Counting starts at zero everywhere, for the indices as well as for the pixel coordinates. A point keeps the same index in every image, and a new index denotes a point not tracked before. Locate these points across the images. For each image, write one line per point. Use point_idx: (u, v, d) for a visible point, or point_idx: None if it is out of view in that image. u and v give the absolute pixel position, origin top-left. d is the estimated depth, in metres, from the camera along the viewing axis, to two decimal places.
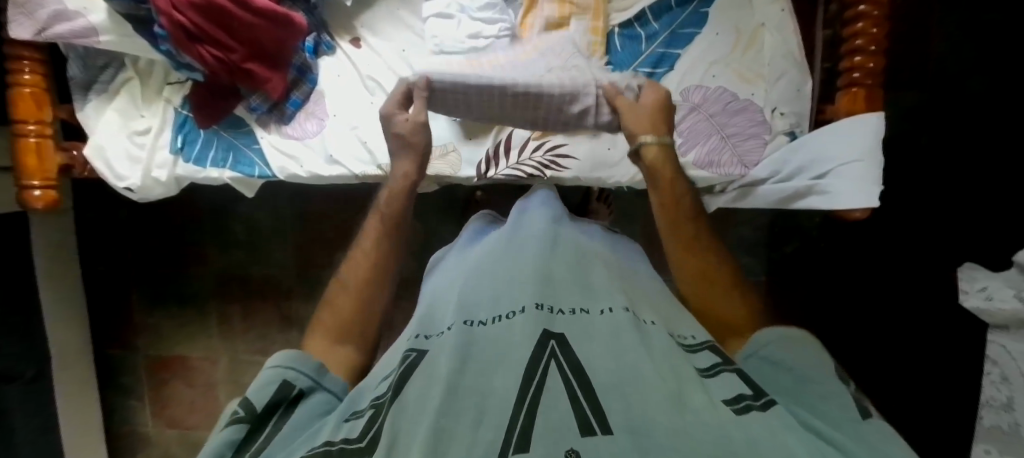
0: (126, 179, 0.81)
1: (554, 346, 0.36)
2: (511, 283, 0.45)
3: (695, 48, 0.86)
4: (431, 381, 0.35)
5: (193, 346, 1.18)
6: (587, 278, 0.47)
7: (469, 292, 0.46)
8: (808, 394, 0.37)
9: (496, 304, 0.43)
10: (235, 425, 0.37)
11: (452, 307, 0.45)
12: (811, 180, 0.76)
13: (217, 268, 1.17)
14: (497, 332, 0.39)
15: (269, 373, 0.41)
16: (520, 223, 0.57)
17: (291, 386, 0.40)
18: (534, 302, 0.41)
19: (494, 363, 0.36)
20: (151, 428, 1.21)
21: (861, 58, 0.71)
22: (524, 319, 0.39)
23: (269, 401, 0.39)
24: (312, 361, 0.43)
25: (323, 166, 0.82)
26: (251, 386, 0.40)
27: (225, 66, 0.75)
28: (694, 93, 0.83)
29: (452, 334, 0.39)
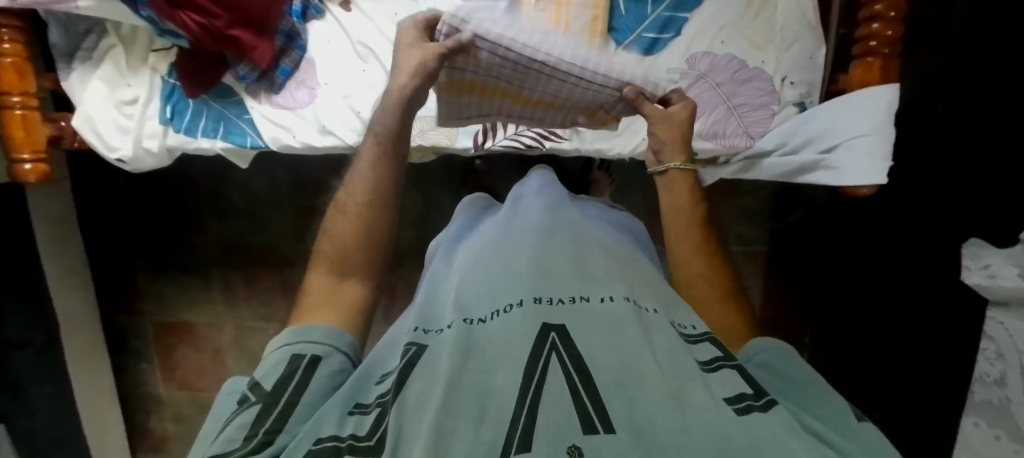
0: (118, 150, 0.80)
1: (554, 339, 0.37)
2: (510, 276, 0.45)
3: (704, 12, 0.80)
4: (433, 376, 0.36)
5: (198, 312, 1.21)
6: (585, 265, 0.47)
7: (467, 289, 0.46)
8: (807, 398, 0.41)
9: (493, 299, 0.43)
10: (245, 410, 0.38)
11: (451, 303, 0.45)
12: (819, 154, 0.73)
13: (216, 237, 1.17)
14: (496, 327, 0.39)
15: (270, 353, 0.44)
16: (518, 212, 0.58)
17: (299, 357, 0.43)
18: (533, 296, 0.42)
19: (495, 356, 0.36)
20: (164, 390, 1.26)
21: (879, 25, 0.67)
22: (522, 312, 0.40)
23: (279, 380, 0.41)
24: (316, 330, 0.46)
25: (316, 136, 0.80)
26: (260, 370, 0.42)
27: (210, 34, 0.71)
28: (703, 61, 0.79)
29: (451, 332, 0.39)
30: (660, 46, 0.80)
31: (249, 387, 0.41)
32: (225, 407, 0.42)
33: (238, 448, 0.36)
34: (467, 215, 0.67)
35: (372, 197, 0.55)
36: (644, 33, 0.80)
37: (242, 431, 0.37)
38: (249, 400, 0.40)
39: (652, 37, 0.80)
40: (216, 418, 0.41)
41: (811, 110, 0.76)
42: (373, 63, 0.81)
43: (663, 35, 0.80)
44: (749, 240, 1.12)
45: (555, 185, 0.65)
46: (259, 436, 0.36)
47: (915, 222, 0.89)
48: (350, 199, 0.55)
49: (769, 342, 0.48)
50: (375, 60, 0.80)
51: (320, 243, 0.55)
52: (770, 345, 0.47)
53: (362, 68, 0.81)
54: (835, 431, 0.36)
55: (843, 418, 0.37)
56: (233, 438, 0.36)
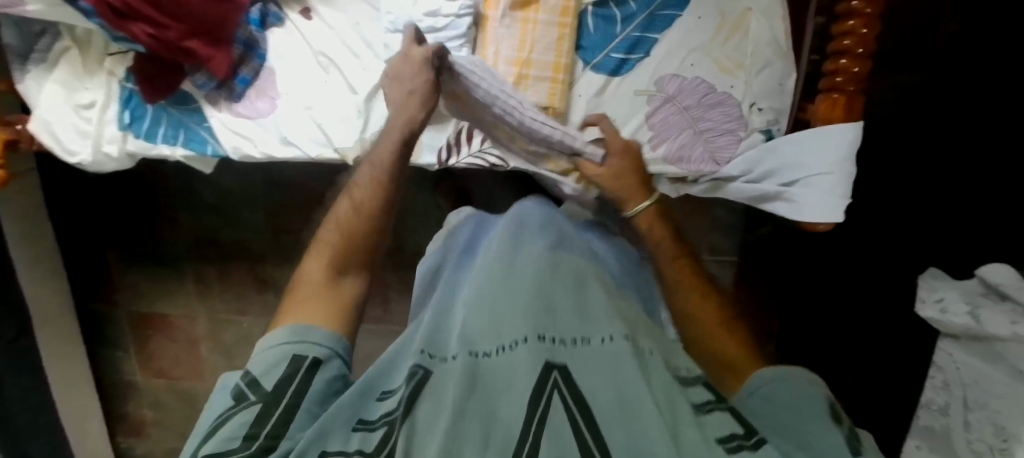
0: (77, 154, 0.79)
1: (557, 378, 0.37)
2: (515, 307, 0.44)
3: (675, 33, 0.77)
4: (438, 405, 0.36)
5: (173, 304, 1.22)
6: (587, 298, 0.46)
7: (471, 315, 0.45)
8: (800, 429, 0.39)
9: (498, 332, 0.42)
10: (246, 409, 0.40)
11: (457, 330, 0.44)
12: (779, 186, 0.74)
13: (189, 231, 1.17)
14: (501, 365, 0.39)
15: (274, 348, 0.44)
16: (520, 232, 0.56)
17: (302, 358, 0.43)
18: (538, 332, 0.41)
19: (500, 391, 0.37)
20: (141, 378, 1.28)
21: (846, 61, 0.65)
22: (526, 351, 0.39)
23: (280, 381, 0.42)
24: (322, 330, 0.46)
25: (277, 146, 0.79)
26: (261, 364, 0.43)
27: (162, 45, 0.69)
28: (669, 83, 0.77)
29: (457, 363, 0.39)
30: (629, 66, 0.78)
31: (248, 384, 0.42)
32: (221, 394, 0.43)
33: (249, 443, 0.37)
34: (465, 228, 0.65)
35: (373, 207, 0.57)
36: (612, 52, 0.78)
37: (244, 429, 0.38)
38: (249, 399, 0.41)
39: (620, 57, 0.78)
40: (211, 411, 0.42)
41: (775, 141, 0.75)
42: (335, 74, 0.79)
43: (631, 55, 0.78)
44: (723, 249, 1.13)
45: (555, 210, 0.64)
46: (261, 441, 0.38)
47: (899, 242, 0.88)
48: (363, 181, 0.59)
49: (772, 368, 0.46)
50: (337, 71, 0.79)
51: (323, 224, 0.57)
52: (775, 372, 0.45)
53: (323, 78, 0.79)
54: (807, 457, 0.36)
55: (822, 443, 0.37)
56: (233, 438, 0.37)
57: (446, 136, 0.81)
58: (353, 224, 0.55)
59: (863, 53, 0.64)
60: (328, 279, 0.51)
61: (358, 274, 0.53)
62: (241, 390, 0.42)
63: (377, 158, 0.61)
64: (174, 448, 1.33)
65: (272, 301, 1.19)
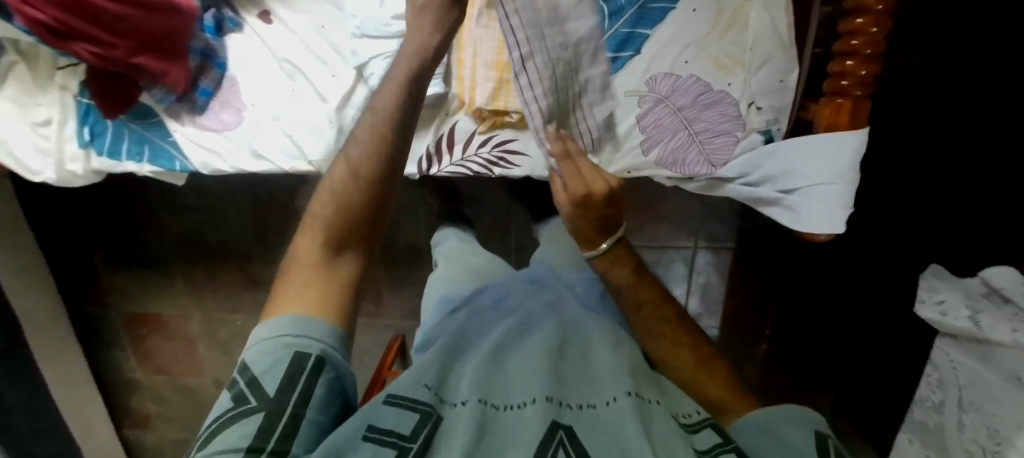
0: (40, 174, 0.76)
1: (562, 436, 0.36)
2: (526, 367, 0.44)
3: (666, 28, 0.72)
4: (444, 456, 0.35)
5: (165, 304, 1.22)
6: (591, 365, 0.46)
7: (481, 365, 0.44)
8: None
9: (510, 391, 0.42)
10: (247, 418, 0.35)
11: (467, 377, 0.43)
12: (778, 192, 0.71)
13: (172, 233, 1.14)
14: (509, 422, 0.38)
15: (272, 341, 0.38)
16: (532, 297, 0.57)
17: (305, 355, 0.37)
18: (547, 391, 0.40)
19: (508, 443, 0.36)
20: (142, 374, 1.30)
21: (853, 63, 0.59)
22: (534, 409, 0.39)
23: (283, 382, 0.36)
24: (324, 324, 0.39)
25: (248, 160, 0.74)
26: (261, 360, 0.37)
27: (109, 63, 0.65)
28: (662, 83, 0.72)
29: (468, 411, 0.38)
30: (618, 65, 0.73)
31: (249, 383, 0.37)
32: (222, 396, 0.39)
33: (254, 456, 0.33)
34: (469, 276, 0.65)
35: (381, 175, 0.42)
36: None
37: (246, 440, 0.33)
38: (250, 404, 0.36)
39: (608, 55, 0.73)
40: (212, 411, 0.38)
41: (774, 144, 0.71)
42: (302, 81, 0.74)
43: (621, 53, 0.72)
44: (720, 238, 1.10)
45: (558, 266, 0.64)
46: (266, 454, 0.33)
47: (902, 241, 0.83)
48: (362, 129, 0.43)
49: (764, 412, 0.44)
50: (304, 78, 0.73)
51: (318, 187, 0.44)
52: (763, 416, 0.44)
53: (290, 86, 0.73)
54: None
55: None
56: (235, 448, 0.33)
57: (426, 144, 0.77)
58: (348, 193, 0.42)
59: (873, 54, 0.58)
60: (320, 262, 0.42)
61: (357, 252, 0.43)
62: (242, 393, 0.37)
63: (377, 107, 0.42)
64: (181, 438, 1.37)
65: (264, 300, 1.19)
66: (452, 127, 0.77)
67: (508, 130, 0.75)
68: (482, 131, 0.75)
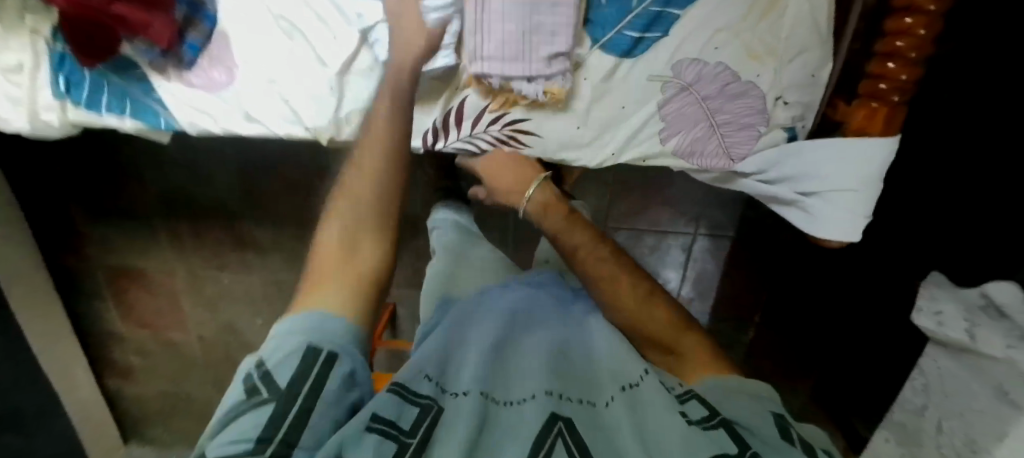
0: (13, 123, 0.71)
1: (561, 427, 0.35)
2: (529, 367, 0.42)
3: (699, 8, 0.65)
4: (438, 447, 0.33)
5: (149, 260, 1.18)
6: (598, 366, 0.44)
7: (483, 359, 0.42)
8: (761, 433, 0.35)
9: (510, 386, 0.40)
10: (259, 407, 0.33)
11: (468, 369, 0.41)
12: (797, 194, 0.70)
13: (156, 187, 1.09)
14: (508, 416, 0.37)
15: (285, 340, 0.38)
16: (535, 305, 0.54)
17: (317, 353, 0.36)
18: (546, 386, 0.39)
19: (507, 436, 0.35)
20: (124, 326, 1.27)
21: (895, 66, 0.56)
22: (534, 402, 0.37)
23: (294, 377, 0.35)
24: (338, 322, 0.39)
25: (241, 123, 0.71)
26: (275, 357, 0.36)
27: (87, 12, 0.60)
28: (688, 69, 0.67)
29: (467, 402, 0.36)
30: (643, 48, 0.67)
31: (261, 377, 0.35)
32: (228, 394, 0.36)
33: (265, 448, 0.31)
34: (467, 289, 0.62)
35: (381, 188, 0.53)
36: (626, 30, 0.66)
37: (256, 431, 0.32)
38: (259, 396, 0.34)
39: (634, 35, 0.66)
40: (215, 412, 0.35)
41: (799, 142, 0.68)
42: (301, 41, 0.68)
43: (647, 34, 0.66)
44: (721, 226, 1.09)
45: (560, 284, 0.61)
46: (276, 443, 0.31)
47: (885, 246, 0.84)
48: (357, 171, 0.54)
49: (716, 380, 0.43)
50: (302, 38, 0.68)
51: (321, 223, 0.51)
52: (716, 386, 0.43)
53: (287, 47, 0.68)
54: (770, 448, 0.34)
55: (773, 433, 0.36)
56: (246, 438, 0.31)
57: (433, 119, 0.73)
58: (364, 202, 0.51)
59: (918, 57, 0.55)
60: (344, 253, 0.46)
61: (376, 239, 0.49)
62: (253, 388, 0.35)
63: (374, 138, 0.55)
64: (165, 390, 1.36)
65: (252, 261, 1.16)
66: (461, 102, 0.71)
67: (521, 110, 0.70)
68: (492, 109, 0.70)
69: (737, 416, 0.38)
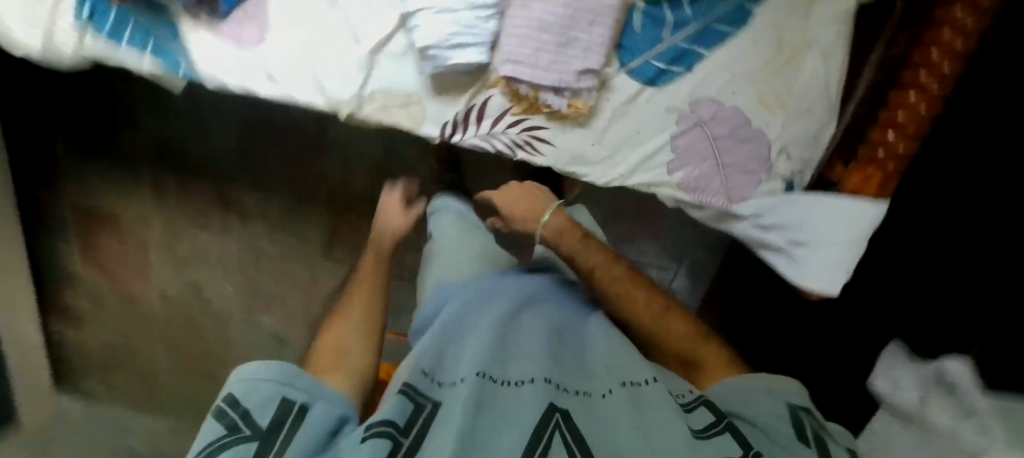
0: (26, 44, 0.68)
1: (559, 418, 0.35)
2: (524, 355, 0.43)
3: (725, 53, 0.69)
4: (437, 437, 0.33)
5: (125, 205, 1.17)
6: (589, 360, 0.45)
7: (480, 345, 0.43)
8: (776, 439, 0.37)
9: (507, 368, 0.41)
10: (240, 442, 0.35)
11: (466, 355, 0.42)
12: (789, 243, 0.72)
13: (152, 133, 1.12)
14: (507, 399, 0.37)
15: (259, 385, 0.40)
16: (529, 295, 0.55)
17: (291, 401, 0.40)
18: (544, 376, 0.40)
19: (505, 421, 0.35)
20: (83, 272, 1.21)
21: (893, 135, 0.61)
22: (533, 390, 0.38)
23: (272, 419, 0.38)
24: (308, 378, 0.43)
25: (262, 82, 0.70)
26: (251, 398, 0.39)
27: None
28: (706, 107, 0.71)
29: (467, 385, 0.37)
30: (667, 80, 0.70)
31: (240, 415, 0.38)
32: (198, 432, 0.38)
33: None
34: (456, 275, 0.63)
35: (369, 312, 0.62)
36: (654, 60, 0.69)
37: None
38: (238, 431, 0.37)
39: (660, 66, 0.69)
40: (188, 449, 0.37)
41: (796, 194, 0.72)
42: (339, 14, 0.69)
43: (672, 67, 0.70)
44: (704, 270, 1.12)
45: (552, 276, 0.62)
46: None
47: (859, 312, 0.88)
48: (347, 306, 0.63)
49: (730, 377, 0.45)
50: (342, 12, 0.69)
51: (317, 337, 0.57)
52: (726, 383, 0.44)
53: (325, 17, 0.69)
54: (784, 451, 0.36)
55: (782, 433, 0.38)
56: None
57: (454, 112, 0.72)
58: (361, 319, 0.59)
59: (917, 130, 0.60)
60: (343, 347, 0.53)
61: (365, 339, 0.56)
62: (232, 426, 0.37)
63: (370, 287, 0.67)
64: None
65: (233, 224, 1.17)
66: (485, 100, 0.72)
67: (541, 118, 0.72)
68: (514, 112, 0.72)
69: (756, 413, 0.40)
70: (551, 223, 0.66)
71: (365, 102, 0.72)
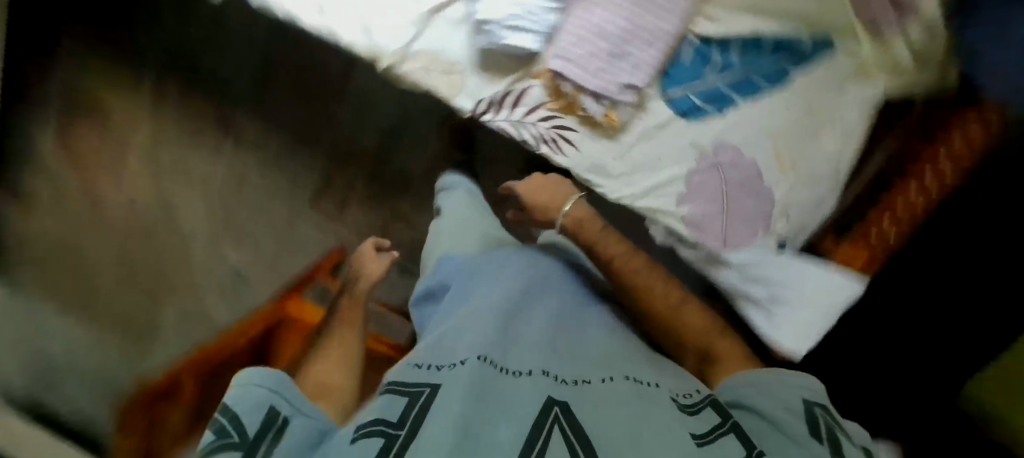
0: None
1: (557, 412, 0.35)
2: (524, 347, 0.44)
3: (758, 107, 0.72)
4: (438, 415, 0.33)
5: (121, 97, 1.11)
6: (589, 350, 0.47)
7: (480, 333, 0.44)
8: (786, 432, 0.36)
9: (507, 356, 0.42)
10: (229, 450, 0.35)
11: (466, 340, 0.43)
12: (767, 298, 0.72)
13: (171, 37, 1.10)
14: (507, 385, 0.38)
15: (249, 394, 0.39)
16: (533, 285, 0.57)
17: (277, 412, 0.39)
18: (542, 369, 0.41)
19: (504, 407, 0.35)
20: (53, 159, 1.14)
21: (890, 226, 0.65)
22: (532, 382, 0.39)
23: (260, 424, 0.37)
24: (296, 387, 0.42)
25: (311, 14, 0.70)
26: (240, 402, 0.38)
27: None
28: (726, 152, 0.73)
29: (468, 368, 0.38)
30: (699, 116, 0.72)
31: (229, 422, 0.37)
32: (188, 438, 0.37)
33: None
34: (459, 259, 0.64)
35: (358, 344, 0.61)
36: (692, 94, 0.72)
37: None
38: (227, 437, 0.36)
39: (696, 102, 0.72)
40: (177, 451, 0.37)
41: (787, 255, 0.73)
42: None
43: (707, 105, 0.72)
44: None
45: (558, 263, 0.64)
46: None
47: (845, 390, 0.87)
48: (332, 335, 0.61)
49: (745, 372, 0.43)
50: None
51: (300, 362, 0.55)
52: (741, 378, 0.42)
53: None
54: (795, 446, 0.34)
55: (795, 425, 0.36)
56: None
57: (492, 90, 0.73)
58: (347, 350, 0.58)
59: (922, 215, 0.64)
60: (337, 376, 0.52)
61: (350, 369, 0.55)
62: (220, 439, 0.36)
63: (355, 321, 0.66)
64: None
65: (226, 150, 1.13)
66: (524, 89, 0.73)
67: (573, 120, 0.74)
68: (550, 106, 0.73)
69: (766, 401, 0.39)
70: (571, 214, 0.66)
71: (411, 58, 0.72)
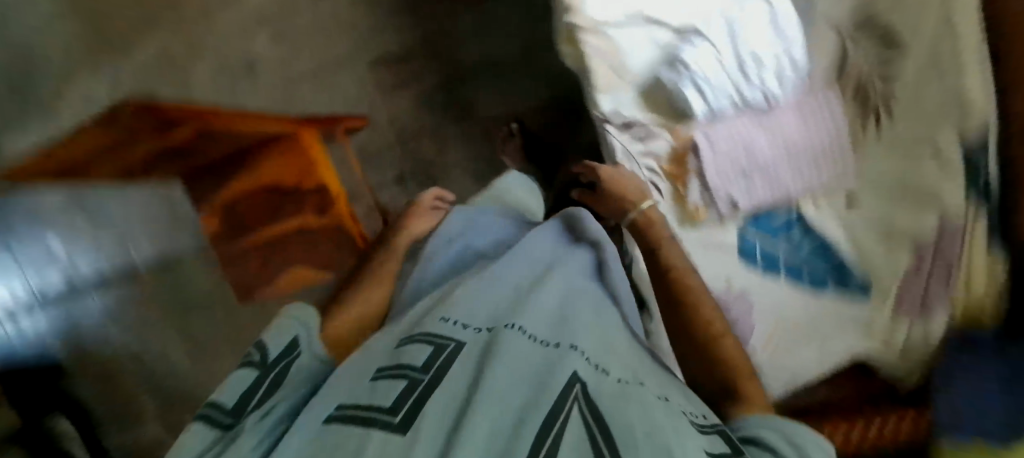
0: None
1: (577, 392, 0.38)
2: (555, 322, 0.50)
3: (790, 291, 0.80)
4: (458, 382, 0.41)
5: None
6: (612, 337, 0.51)
7: (508, 312, 0.52)
8: None
9: (541, 329, 0.48)
10: (211, 427, 0.38)
11: (492, 317, 0.52)
12: None
13: None
14: (533, 354, 0.44)
15: (286, 324, 0.48)
16: (574, 269, 0.62)
17: (256, 379, 0.42)
18: (568, 342, 0.46)
19: (521, 373, 0.41)
20: None
21: None
22: (561, 354, 0.43)
23: (242, 395, 0.41)
24: (291, 346, 0.47)
25: None
26: (227, 382, 0.42)
27: None
28: (743, 301, 0.78)
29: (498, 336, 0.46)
30: (750, 265, 0.80)
31: (210, 403, 0.40)
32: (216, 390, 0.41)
33: (222, 412, 0.40)
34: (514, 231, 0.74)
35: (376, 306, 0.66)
36: (759, 247, 0.80)
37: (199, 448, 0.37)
38: (217, 411, 0.40)
39: (756, 254, 0.80)
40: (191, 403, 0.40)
41: None
42: None
43: (761, 263, 0.80)
44: None
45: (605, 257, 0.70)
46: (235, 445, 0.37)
47: None
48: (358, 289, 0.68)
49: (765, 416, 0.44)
50: None
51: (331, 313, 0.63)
52: (764, 421, 0.43)
53: None
54: None
55: None
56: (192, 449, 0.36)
57: (632, 115, 0.77)
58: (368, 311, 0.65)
59: None
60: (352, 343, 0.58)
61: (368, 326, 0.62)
62: (243, 362, 0.44)
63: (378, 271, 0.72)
64: None
65: None
66: (655, 133, 0.78)
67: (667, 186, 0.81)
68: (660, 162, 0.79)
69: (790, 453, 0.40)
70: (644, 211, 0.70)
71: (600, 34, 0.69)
